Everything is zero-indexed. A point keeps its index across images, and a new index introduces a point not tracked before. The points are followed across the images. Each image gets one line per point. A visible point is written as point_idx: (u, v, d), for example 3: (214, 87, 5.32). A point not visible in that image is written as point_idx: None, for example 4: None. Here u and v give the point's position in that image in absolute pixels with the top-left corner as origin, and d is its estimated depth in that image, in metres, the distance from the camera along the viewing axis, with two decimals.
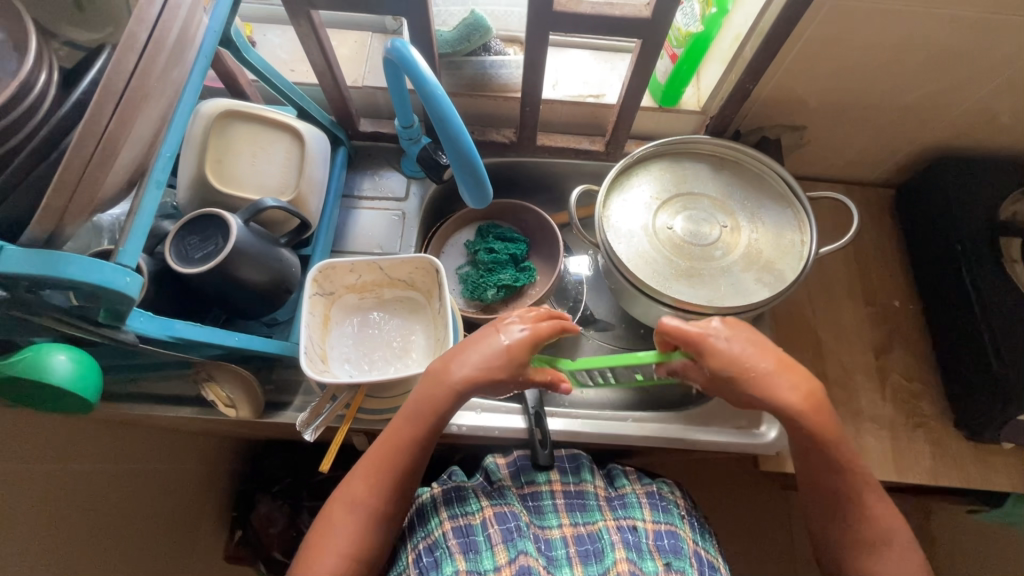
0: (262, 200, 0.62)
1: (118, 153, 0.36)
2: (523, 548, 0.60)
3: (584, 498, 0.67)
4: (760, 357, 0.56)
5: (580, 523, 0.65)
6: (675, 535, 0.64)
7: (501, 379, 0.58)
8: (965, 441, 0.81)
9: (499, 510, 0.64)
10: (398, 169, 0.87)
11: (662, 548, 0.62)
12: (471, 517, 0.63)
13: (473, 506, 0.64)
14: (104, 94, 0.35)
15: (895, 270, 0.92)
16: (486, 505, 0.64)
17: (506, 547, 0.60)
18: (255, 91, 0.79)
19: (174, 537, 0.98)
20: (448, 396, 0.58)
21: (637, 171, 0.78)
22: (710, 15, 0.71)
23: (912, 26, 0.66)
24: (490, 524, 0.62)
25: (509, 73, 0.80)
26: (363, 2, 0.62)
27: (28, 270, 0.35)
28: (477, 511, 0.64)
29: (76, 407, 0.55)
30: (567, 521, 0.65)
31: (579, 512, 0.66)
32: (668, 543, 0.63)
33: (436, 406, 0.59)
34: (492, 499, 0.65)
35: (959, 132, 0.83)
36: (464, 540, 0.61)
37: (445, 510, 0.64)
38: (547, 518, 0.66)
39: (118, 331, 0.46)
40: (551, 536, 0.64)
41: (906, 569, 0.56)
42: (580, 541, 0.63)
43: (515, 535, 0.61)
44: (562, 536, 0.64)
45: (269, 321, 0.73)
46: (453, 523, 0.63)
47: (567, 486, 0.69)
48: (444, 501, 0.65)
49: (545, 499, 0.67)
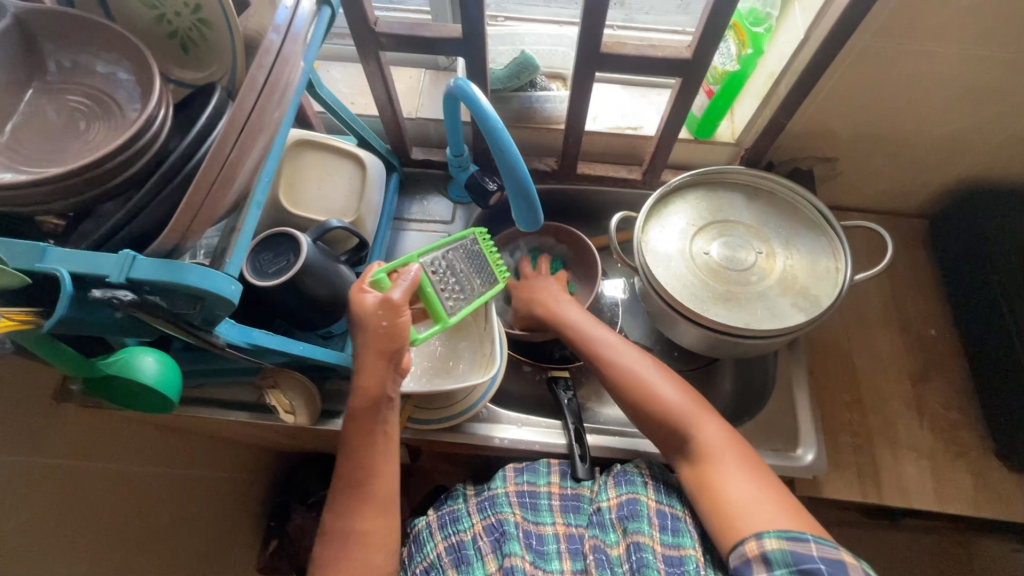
0: (329, 221, 0.68)
1: (235, 177, 0.43)
2: (508, 551, 0.62)
3: (578, 500, 0.69)
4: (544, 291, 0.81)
5: (572, 523, 0.67)
6: (634, 501, 0.65)
7: (380, 327, 0.56)
8: (1008, 472, 0.80)
9: (487, 522, 0.66)
10: (444, 195, 0.93)
11: (622, 517, 0.64)
12: (462, 534, 0.66)
13: (464, 524, 0.67)
14: (230, 128, 0.42)
15: (931, 299, 0.92)
16: (476, 520, 0.67)
17: (495, 555, 0.63)
18: (320, 121, 0.86)
19: (218, 544, 1.02)
20: (374, 394, 0.59)
21: (673, 199, 0.81)
22: (747, 55, 0.76)
23: (943, 64, 0.70)
24: (479, 538, 0.65)
25: (554, 107, 0.86)
26: (427, 45, 0.69)
27: (155, 277, 0.41)
28: (468, 528, 0.67)
29: (157, 409, 0.58)
30: (560, 519, 0.67)
31: (572, 513, 0.68)
32: (628, 510, 0.65)
33: (366, 416, 0.60)
34: (481, 512, 0.68)
35: (990, 165, 0.85)
36: (456, 556, 0.64)
37: (439, 533, 0.67)
38: (543, 514, 0.67)
39: (211, 337, 0.51)
40: (544, 532, 0.66)
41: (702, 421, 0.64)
42: (570, 539, 0.65)
43: (502, 541, 0.64)
44: (554, 533, 0.66)
45: (325, 333, 0.79)
46: (445, 543, 0.66)
47: (565, 488, 0.70)
48: (439, 526, 0.68)
49: (543, 498, 0.69)
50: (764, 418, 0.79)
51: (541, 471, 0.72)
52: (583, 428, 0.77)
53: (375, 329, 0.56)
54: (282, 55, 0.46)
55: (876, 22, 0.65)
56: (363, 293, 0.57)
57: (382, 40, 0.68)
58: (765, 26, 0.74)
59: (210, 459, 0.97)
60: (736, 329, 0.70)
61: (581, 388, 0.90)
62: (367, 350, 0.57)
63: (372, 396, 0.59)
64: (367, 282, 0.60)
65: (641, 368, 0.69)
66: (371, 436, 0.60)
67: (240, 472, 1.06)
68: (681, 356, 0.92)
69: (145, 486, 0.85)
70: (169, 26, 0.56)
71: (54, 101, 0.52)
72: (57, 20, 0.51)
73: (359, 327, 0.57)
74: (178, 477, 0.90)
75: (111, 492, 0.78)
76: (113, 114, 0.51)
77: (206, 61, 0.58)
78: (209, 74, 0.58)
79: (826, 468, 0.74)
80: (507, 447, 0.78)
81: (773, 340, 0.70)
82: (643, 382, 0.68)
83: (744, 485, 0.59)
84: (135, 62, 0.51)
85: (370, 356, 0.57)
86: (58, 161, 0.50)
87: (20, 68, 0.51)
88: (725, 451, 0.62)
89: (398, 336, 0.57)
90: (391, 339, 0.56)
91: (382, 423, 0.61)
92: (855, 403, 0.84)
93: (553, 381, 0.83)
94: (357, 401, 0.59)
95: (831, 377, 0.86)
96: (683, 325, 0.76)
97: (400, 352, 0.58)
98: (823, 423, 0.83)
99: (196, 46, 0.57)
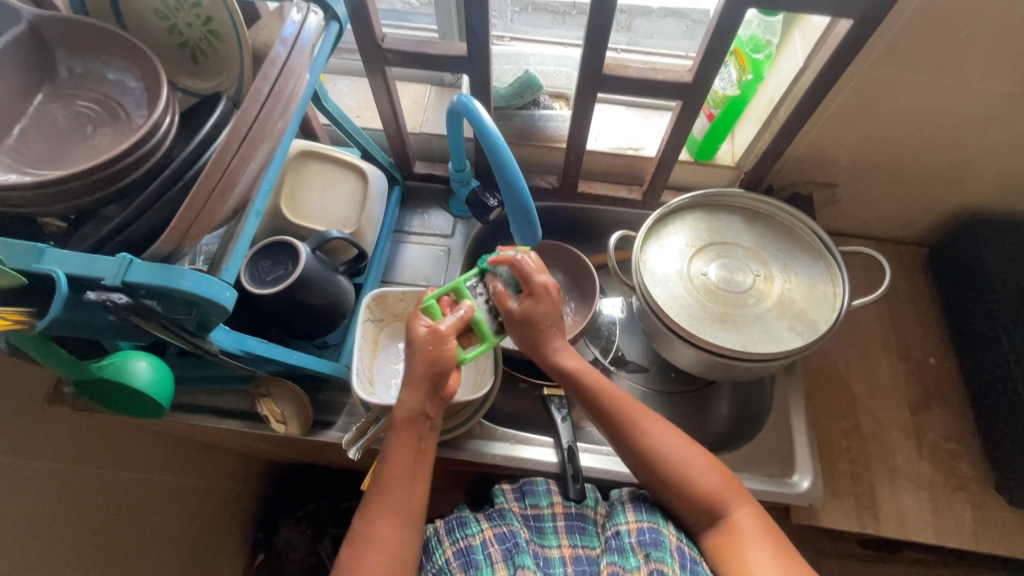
0: (329, 231, 0.69)
1: (235, 184, 0.43)
2: (520, 563, 0.60)
3: (584, 521, 0.67)
4: (542, 322, 0.66)
5: (580, 545, 0.64)
6: (656, 530, 0.63)
7: (431, 353, 0.59)
8: (1008, 506, 0.78)
9: (498, 531, 0.64)
10: (445, 209, 0.94)
11: (643, 543, 0.62)
12: (471, 538, 0.64)
13: (473, 528, 0.65)
14: (233, 135, 0.43)
15: (929, 327, 0.92)
16: (486, 526, 0.65)
17: (507, 564, 0.61)
18: (324, 133, 0.87)
19: (204, 555, 1.00)
20: (415, 409, 0.61)
21: (672, 220, 0.82)
22: (747, 80, 0.78)
23: (941, 94, 0.71)
24: (490, 544, 0.62)
25: (556, 126, 0.87)
26: (433, 62, 0.70)
27: (150, 280, 0.41)
28: (477, 532, 0.64)
29: (150, 414, 0.57)
30: (566, 542, 0.65)
31: (578, 534, 0.66)
32: (648, 537, 0.62)
33: (407, 428, 0.62)
34: (491, 521, 0.65)
35: (990, 197, 0.86)
36: (465, 560, 0.62)
37: (447, 538, 0.65)
38: (548, 538, 0.65)
39: (206, 343, 0.52)
40: (550, 555, 0.63)
41: (705, 473, 0.63)
42: (578, 562, 0.62)
43: (515, 552, 0.61)
44: (561, 556, 0.63)
45: (321, 343, 0.79)
46: (454, 547, 0.64)
47: (569, 508, 0.68)
48: (446, 531, 0.66)
49: (547, 520, 0.67)
50: (760, 443, 0.78)
51: (541, 491, 0.69)
52: (577, 447, 0.76)
53: (425, 350, 0.59)
54: (287, 66, 0.47)
55: (875, 51, 0.67)
56: (418, 324, 0.61)
57: (389, 56, 0.69)
58: (765, 53, 0.75)
59: (200, 467, 0.96)
60: (733, 352, 0.70)
61: (576, 407, 0.89)
62: (414, 369, 0.60)
63: (415, 410, 0.61)
64: (418, 308, 0.62)
65: (676, 448, 0.65)
66: (409, 452, 0.62)
67: (228, 481, 1.04)
68: (678, 377, 0.92)
69: (135, 493, 0.83)
70: (179, 36, 0.58)
71: (64, 105, 0.53)
72: (73, 29, 0.52)
73: (410, 351, 0.60)
74: (167, 485, 0.89)
75: (101, 500, 0.77)
76: (120, 119, 0.52)
77: (215, 71, 0.59)
78: (217, 84, 0.59)
79: (823, 495, 0.73)
80: (499, 464, 0.77)
81: (770, 363, 0.70)
82: (678, 461, 0.64)
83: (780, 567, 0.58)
84: (144, 71, 0.52)
85: (416, 375, 0.60)
86: (63, 163, 0.50)
87: (32, 72, 0.52)
88: (756, 534, 0.60)
89: (442, 365, 0.59)
90: (436, 368, 0.59)
91: (421, 442, 0.63)
92: (853, 430, 0.84)
93: (549, 399, 0.82)
94: (398, 412, 0.62)
95: (828, 402, 0.86)
96: (680, 346, 0.75)
97: (443, 379, 0.61)
98: (820, 449, 0.82)
99: (205, 56, 0.58)
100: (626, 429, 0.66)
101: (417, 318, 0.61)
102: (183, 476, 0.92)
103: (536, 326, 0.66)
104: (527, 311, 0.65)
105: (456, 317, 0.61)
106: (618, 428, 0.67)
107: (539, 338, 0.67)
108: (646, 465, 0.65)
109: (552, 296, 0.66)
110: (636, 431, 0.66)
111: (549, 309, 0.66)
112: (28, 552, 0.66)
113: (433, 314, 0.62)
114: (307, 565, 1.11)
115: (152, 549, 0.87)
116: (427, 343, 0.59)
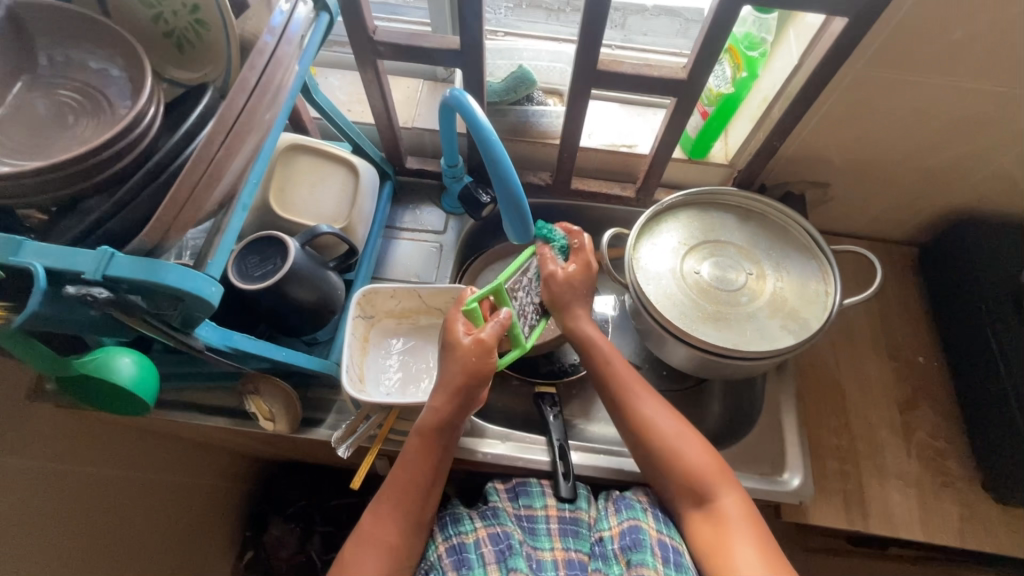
0: (318, 227, 0.67)
1: (220, 178, 0.43)
2: (513, 565, 0.60)
3: (577, 524, 0.66)
4: (579, 284, 0.69)
5: (572, 549, 0.64)
6: (636, 529, 0.63)
7: (478, 368, 0.58)
8: (994, 503, 0.79)
9: (493, 530, 0.64)
10: (437, 205, 0.93)
11: (625, 548, 0.62)
12: (465, 536, 0.64)
13: (467, 526, 0.65)
14: (217, 126, 0.42)
15: (918, 327, 0.93)
16: (480, 525, 0.65)
17: (500, 565, 0.61)
18: (315, 126, 0.86)
19: (190, 554, 0.98)
20: (445, 418, 0.60)
21: (666, 218, 0.82)
22: (741, 78, 0.78)
23: (934, 94, 0.71)
24: (484, 543, 0.62)
25: (550, 122, 0.87)
26: (426, 55, 0.69)
27: (132, 275, 0.40)
28: (471, 530, 0.64)
29: (134, 411, 0.56)
30: (559, 545, 0.64)
31: (571, 538, 0.65)
32: (630, 540, 0.62)
33: (434, 435, 0.61)
34: (486, 519, 0.66)
35: (979, 197, 0.87)
36: (458, 557, 0.62)
37: (441, 534, 0.65)
38: (541, 540, 0.65)
39: (190, 339, 0.51)
40: (543, 558, 0.63)
41: (691, 449, 0.64)
42: (570, 566, 0.62)
43: (508, 553, 0.61)
44: (553, 559, 0.63)
45: (310, 340, 0.78)
46: (447, 544, 0.64)
47: (562, 511, 0.67)
48: (440, 526, 0.66)
49: (540, 522, 0.66)
50: (750, 442, 0.78)
51: (535, 492, 0.69)
52: (568, 445, 0.76)
53: (462, 360, 0.59)
54: (275, 57, 0.46)
55: (869, 50, 0.67)
56: (458, 330, 0.60)
57: (380, 49, 0.68)
58: (760, 51, 0.75)
59: (185, 466, 0.94)
60: (725, 350, 0.70)
61: (568, 405, 0.89)
62: (452, 377, 0.59)
63: (444, 418, 0.60)
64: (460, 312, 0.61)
65: (671, 423, 0.66)
66: (429, 459, 0.62)
67: (215, 479, 1.03)
68: (669, 375, 0.92)
69: (119, 492, 0.82)
70: (164, 25, 0.56)
71: (45, 94, 0.51)
72: (54, 15, 0.50)
73: (449, 357, 0.60)
74: (152, 484, 0.87)
75: (84, 499, 0.76)
76: (103, 109, 0.51)
77: (201, 61, 0.57)
78: (204, 74, 0.57)
79: (813, 492, 0.74)
80: (490, 462, 0.76)
81: (761, 362, 0.70)
82: (667, 438, 0.65)
83: (761, 557, 0.57)
84: (129, 60, 0.51)
85: (451, 379, 0.59)
86: (42, 154, 0.49)
87: (13, 60, 0.51)
88: (740, 520, 0.60)
89: (482, 377, 0.59)
90: (475, 378, 0.59)
91: (443, 452, 0.62)
92: (842, 428, 0.84)
93: (540, 397, 0.81)
94: (427, 418, 0.61)
95: (818, 400, 0.86)
96: (672, 344, 0.75)
97: (479, 387, 0.60)
98: (810, 447, 0.82)
99: (192, 46, 0.56)
100: (626, 403, 0.68)
101: (457, 327, 0.60)
102: (168, 474, 0.90)
103: (574, 292, 0.69)
104: (568, 277, 0.69)
105: (498, 323, 0.60)
106: (617, 402, 0.68)
107: (569, 302, 0.69)
108: (639, 441, 0.66)
109: (590, 264, 0.70)
110: (634, 404, 0.67)
111: (586, 270, 0.70)
112: (9, 553, 0.65)
113: (475, 319, 0.61)
114: (296, 563, 1.10)
115: (137, 549, 0.86)
116: (468, 352, 0.58)
